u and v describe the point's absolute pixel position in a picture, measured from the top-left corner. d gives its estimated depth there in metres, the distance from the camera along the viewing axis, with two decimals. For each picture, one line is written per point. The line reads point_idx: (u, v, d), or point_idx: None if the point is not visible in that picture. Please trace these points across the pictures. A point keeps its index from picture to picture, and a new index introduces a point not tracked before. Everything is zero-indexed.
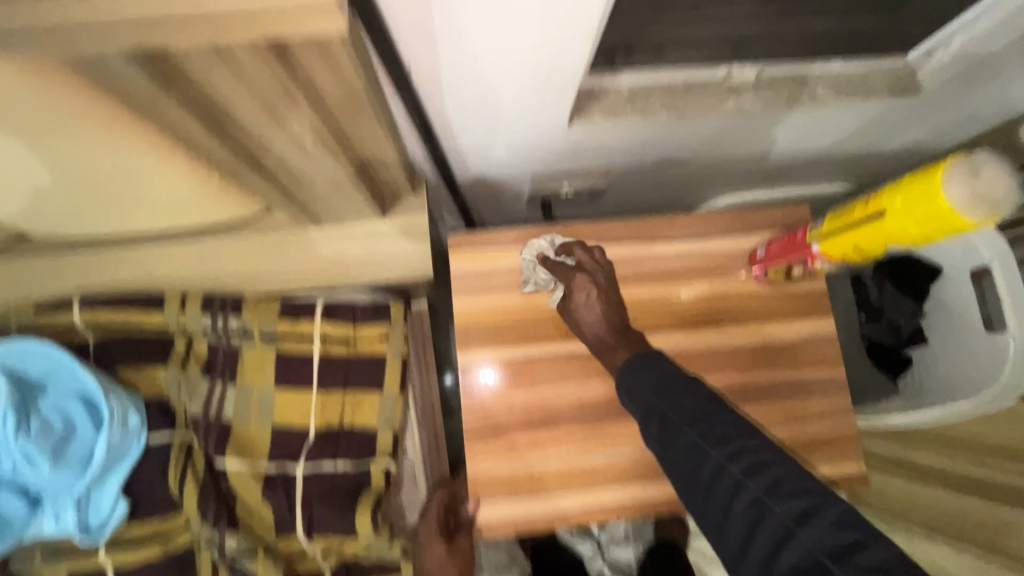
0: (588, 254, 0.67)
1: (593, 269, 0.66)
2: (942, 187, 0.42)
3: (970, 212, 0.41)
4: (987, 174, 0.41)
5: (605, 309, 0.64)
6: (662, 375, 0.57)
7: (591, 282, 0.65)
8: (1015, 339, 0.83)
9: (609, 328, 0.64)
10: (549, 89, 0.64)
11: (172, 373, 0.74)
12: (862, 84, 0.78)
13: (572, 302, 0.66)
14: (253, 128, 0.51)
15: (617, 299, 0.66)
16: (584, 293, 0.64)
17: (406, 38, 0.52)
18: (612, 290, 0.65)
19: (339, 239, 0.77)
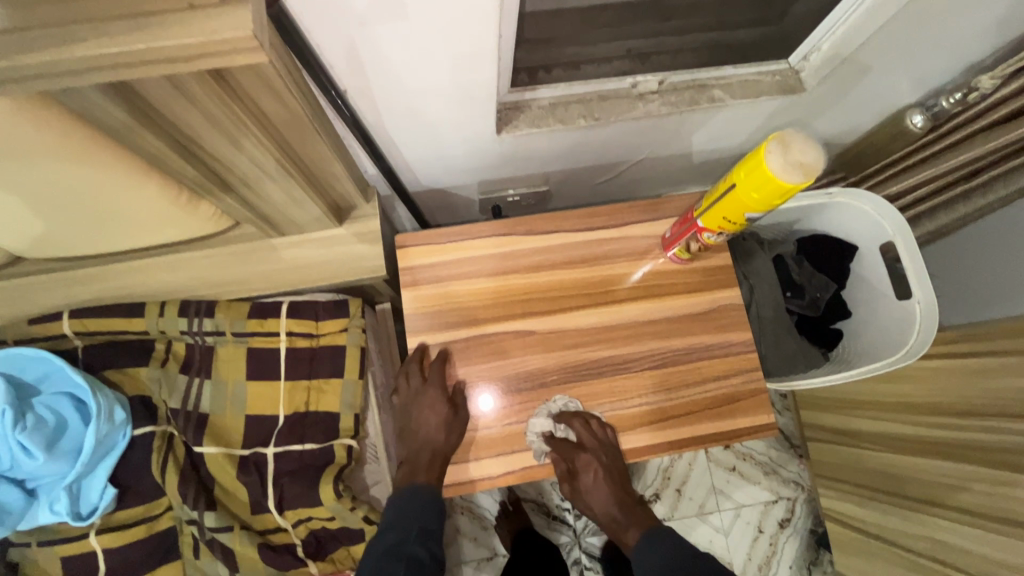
0: (592, 440, 0.75)
1: (595, 450, 0.75)
2: (762, 157, 0.53)
3: (787, 175, 0.52)
4: (796, 143, 0.51)
5: (609, 492, 0.77)
6: (665, 552, 0.77)
7: (596, 464, 0.75)
8: (920, 303, 0.93)
9: (615, 502, 0.78)
10: (471, 104, 0.75)
11: (154, 371, 0.85)
12: (753, 86, 0.90)
13: (581, 481, 0.77)
14: (217, 151, 0.61)
15: (618, 474, 0.77)
16: (591, 475, 0.76)
17: (338, 66, 0.62)
18: (615, 468, 0.76)
19: (301, 246, 0.86)
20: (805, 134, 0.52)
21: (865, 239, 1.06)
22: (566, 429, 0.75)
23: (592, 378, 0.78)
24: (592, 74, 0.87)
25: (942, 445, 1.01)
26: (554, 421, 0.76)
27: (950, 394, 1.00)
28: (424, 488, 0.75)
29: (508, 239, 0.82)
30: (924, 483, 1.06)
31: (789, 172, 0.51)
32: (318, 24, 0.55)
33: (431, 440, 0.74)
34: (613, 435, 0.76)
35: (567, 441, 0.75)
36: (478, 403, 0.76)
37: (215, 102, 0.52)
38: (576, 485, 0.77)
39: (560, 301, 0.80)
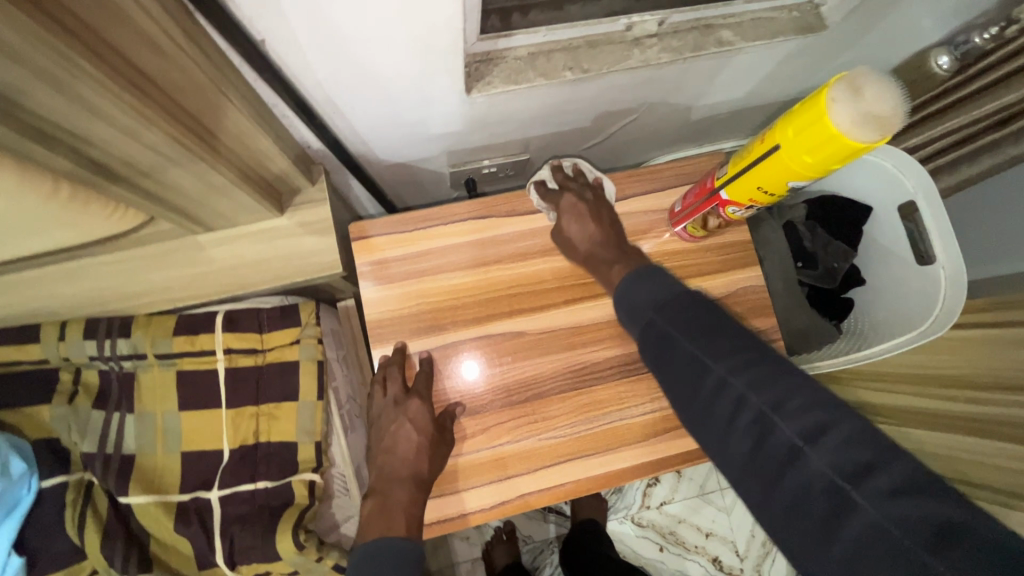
0: (580, 188, 0.68)
1: (587, 199, 0.67)
2: (824, 108, 0.40)
3: (855, 132, 0.39)
4: (873, 88, 0.38)
5: (595, 228, 0.65)
6: (662, 294, 0.55)
7: (578, 204, 0.66)
8: (946, 272, 0.83)
9: (601, 238, 0.64)
10: (431, 53, 0.59)
11: (59, 409, 0.73)
12: (766, 25, 0.76)
13: (563, 229, 0.66)
14: (89, 136, 0.44)
15: (608, 222, 0.66)
16: (575, 216, 0.65)
17: (246, 5, 0.46)
18: (607, 224, 0.66)
19: (234, 242, 0.70)
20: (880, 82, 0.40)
21: (882, 199, 0.95)
22: (558, 176, 0.69)
23: (596, 382, 0.67)
24: (579, 15, 0.70)
25: (962, 419, 0.93)
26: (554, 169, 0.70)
27: (969, 364, 0.92)
28: (392, 536, 0.57)
29: (487, 222, 0.68)
30: (941, 458, 0.99)
31: (860, 129, 0.39)
32: None
33: (409, 462, 0.60)
34: (607, 199, 0.69)
35: (555, 188, 0.69)
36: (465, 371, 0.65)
37: (61, 64, 0.36)
38: (561, 227, 0.66)
39: (552, 294, 0.68)
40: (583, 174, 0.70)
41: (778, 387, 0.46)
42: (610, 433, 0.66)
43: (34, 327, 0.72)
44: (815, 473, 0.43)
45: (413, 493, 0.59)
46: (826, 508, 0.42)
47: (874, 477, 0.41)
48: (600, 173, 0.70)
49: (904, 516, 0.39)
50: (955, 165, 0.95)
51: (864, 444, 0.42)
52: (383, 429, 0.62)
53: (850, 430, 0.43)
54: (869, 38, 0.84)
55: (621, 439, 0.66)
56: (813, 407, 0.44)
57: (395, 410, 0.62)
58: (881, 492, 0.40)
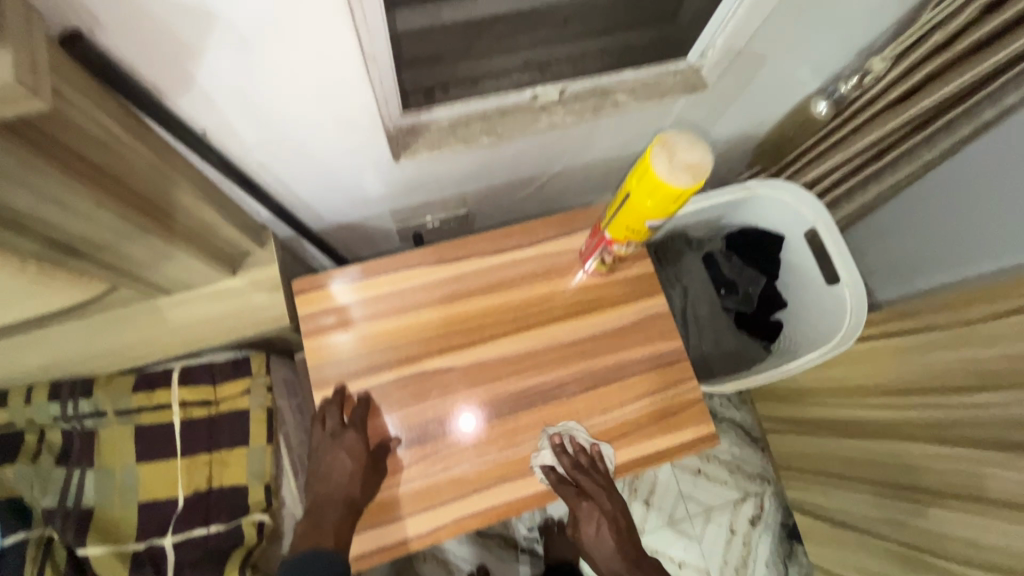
0: (588, 476, 0.70)
1: (599, 496, 0.70)
2: (647, 163, 0.49)
3: (674, 180, 0.49)
4: (680, 145, 0.49)
5: (616, 548, 0.69)
6: None
7: (596, 510, 0.69)
8: (849, 288, 0.94)
9: (621, 562, 0.70)
10: (354, 131, 0.69)
11: (22, 468, 0.76)
12: (655, 87, 0.88)
13: (584, 531, 0.70)
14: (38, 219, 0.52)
15: (624, 528, 0.71)
16: (594, 526, 0.70)
17: (186, 103, 0.56)
18: (617, 520, 0.70)
19: (190, 303, 0.78)
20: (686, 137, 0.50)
21: (788, 227, 1.06)
22: (565, 463, 0.70)
23: (522, 409, 0.73)
24: (489, 90, 0.83)
25: (888, 425, 0.99)
26: (558, 456, 0.70)
27: (886, 374, 1.00)
28: (324, 550, 0.62)
29: (417, 271, 0.76)
30: (875, 465, 1.04)
31: (677, 178, 0.48)
32: (142, 58, 0.49)
33: (345, 483, 0.65)
34: (608, 471, 0.71)
35: (565, 479, 0.70)
36: (464, 424, 0.71)
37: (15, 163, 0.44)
38: (580, 530, 0.71)
39: (478, 331, 0.75)
40: (584, 450, 0.71)
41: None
42: (535, 454, 0.72)
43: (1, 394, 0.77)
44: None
45: (346, 514, 0.64)
46: None
47: None
48: (595, 440, 0.72)
49: None
50: (849, 194, 1.07)
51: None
52: (319, 458, 0.68)
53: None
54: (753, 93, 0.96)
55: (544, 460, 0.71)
56: None
57: (334, 438, 0.68)
58: None
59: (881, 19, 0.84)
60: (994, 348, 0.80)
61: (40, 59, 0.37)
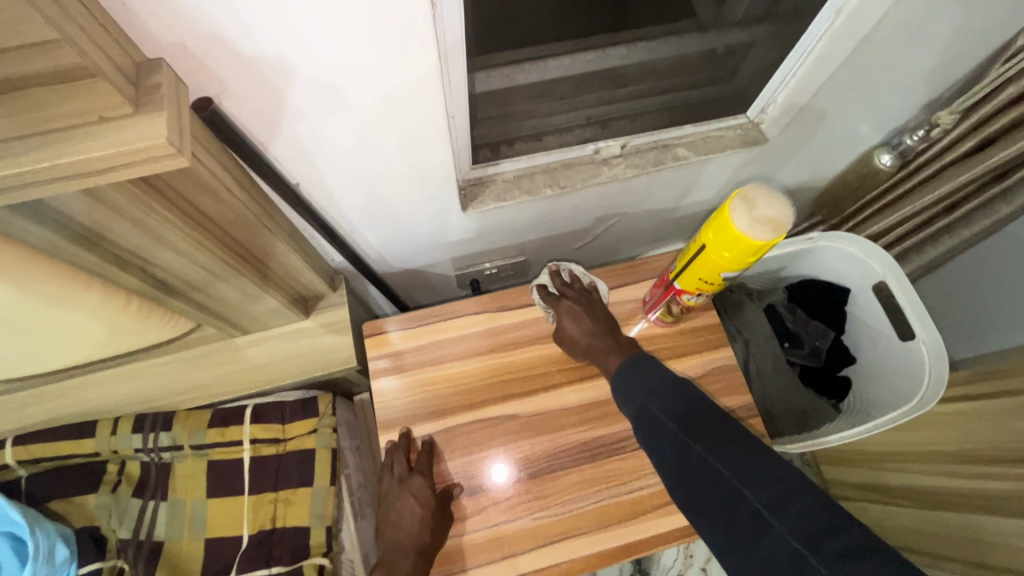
0: (576, 292, 0.77)
1: (580, 298, 0.75)
2: (726, 217, 0.50)
3: (753, 233, 0.49)
4: (759, 199, 0.49)
5: (591, 327, 0.72)
6: (660, 390, 0.61)
7: (576, 307, 0.74)
8: (924, 343, 0.90)
9: (596, 336, 0.71)
10: (429, 184, 0.74)
11: (103, 497, 0.80)
12: (715, 142, 0.89)
13: (563, 326, 0.74)
14: (149, 256, 0.57)
15: (603, 319, 0.73)
16: (572, 315, 0.73)
17: (287, 159, 0.61)
18: (600, 318, 0.73)
19: (266, 343, 0.81)
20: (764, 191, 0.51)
21: (856, 280, 1.03)
22: (557, 283, 0.78)
23: (586, 462, 0.71)
24: (554, 144, 0.87)
25: (976, 497, 0.90)
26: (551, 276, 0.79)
27: (975, 440, 0.92)
28: None
29: (482, 316, 0.78)
30: (964, 542, 0.94)
31: (756, 231, 0.49)
32: (258, 121, 0.54)
33: (412, 529, 0.65)
34: (601, 300, 0.77)
35: (553, 293, 0.77)
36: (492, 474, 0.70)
37: (141, 207, 0.48)
38: (562, 327, 0.74)
39: (542, 379, 0.75)
40: (578, 281, 0.79)
41: (790, 513, 0.48)
42: (602, 510, 0.69)
43: (90, 423, 0.81)
44: (782, 541, 0.47)
45: (415, 563, 0.63)
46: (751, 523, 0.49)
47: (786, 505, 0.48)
48: (592, 278, 0.80)
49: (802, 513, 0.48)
50: (920, 247, 1.04)
51: (828, 511, 0.47)
52: (387, 501, 0.68)
53: (811, 502, 0.48)
54: (816, 144, 0.96)
55: (612, 517, 0.69)
56: (777, 489, 0.50)
57: (402, 480, 0.68)
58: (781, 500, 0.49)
59: (946, 75, 0.84)
60: None
61: (183, 121, 0.42)
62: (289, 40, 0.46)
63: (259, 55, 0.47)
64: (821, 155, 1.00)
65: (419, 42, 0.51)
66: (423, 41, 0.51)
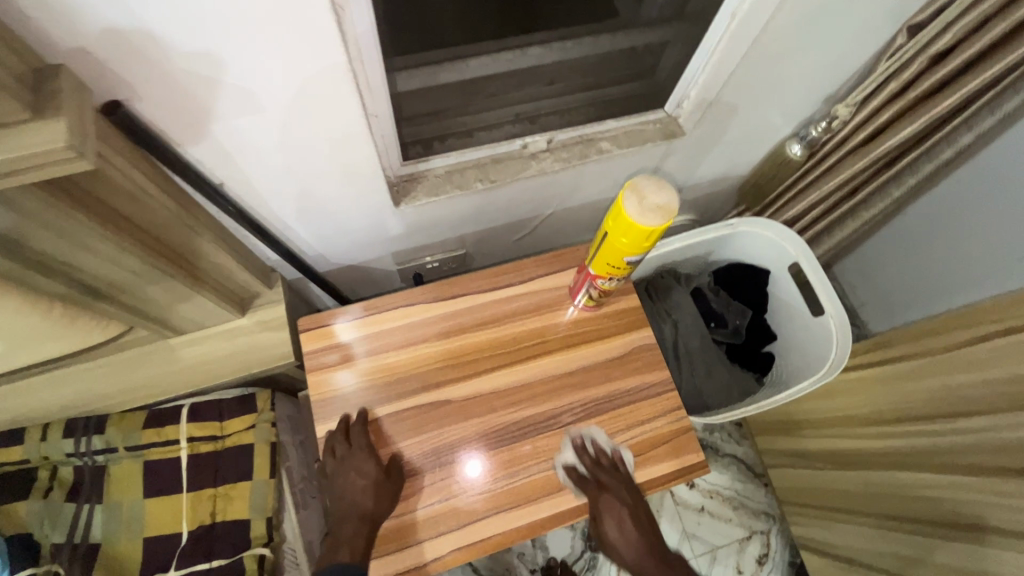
0: (609, 473, 0.73)
1: (619, 488, 0.73)
2: (619, 205, 0.55)
3: (643, 220, 0.54)
4: (648, 189, 0.54)
5: (637, 540, 0.70)
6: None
7: (619, 507, 0.71)
8: (834, 318, 0.99)
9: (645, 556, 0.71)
10: (358, 182, 0.76)
11: (34, 504, 0.79)
12: (637, 135, 0.94)
13: (604, 528, 0.72)
14: (67, 260, 0.57)
15: (646, 526, 0.72)
16: (615, 520, 0.71)
17: (207, 160, 0.62)
18: (636, 508, 0.72)
19: (201, 342, 0.82)
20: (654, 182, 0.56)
21: (773, 262, 1.11)
22: (585, 462, 0.74)
23: (516, 440, 0.75)
24: (484, 140, 0.90)
25: (886, 454, 0.99)
26: (578, 454, 0.75)
27: (878, 404, 1.01)
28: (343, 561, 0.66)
29: (415, 308, 0.81)
30: (878, 497, 1.02)
31: (645, 217, 0.54)
32: (172, 124, 0.55)
33: (360, 493, 0.69)
34: (629, 477, 0.74)
35: (586, 478, 0.74)
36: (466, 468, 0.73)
37: (51, 211, 0.49)
38: (602, 529, 0.72)
39: (475, 365, 0.79)
40: (605, 454, 0.75)
41: None
42: (533, 484, 0.74)
43: (20, 432, 0.81)
44: None
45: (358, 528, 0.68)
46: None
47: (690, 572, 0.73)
48: (616, 446, 0.76)
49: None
50: (831, 228, 1.14)
51: None
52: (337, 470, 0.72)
53: None
54: (733, 136, 1.02)
55: (542, 489, 0.74)
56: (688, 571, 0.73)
57: (354, 447, 0.72)
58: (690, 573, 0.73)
59: (841, 71, 0.91)
60: (978, 373, 0.81)
61: (86, 123, 0.43)
62: (190, 42, 0.47)
63: (163, 56, 0.48)
64: (739, 146, 1.07)
65: (325, 41, 0.52)
66: (329, 38, 0.52)
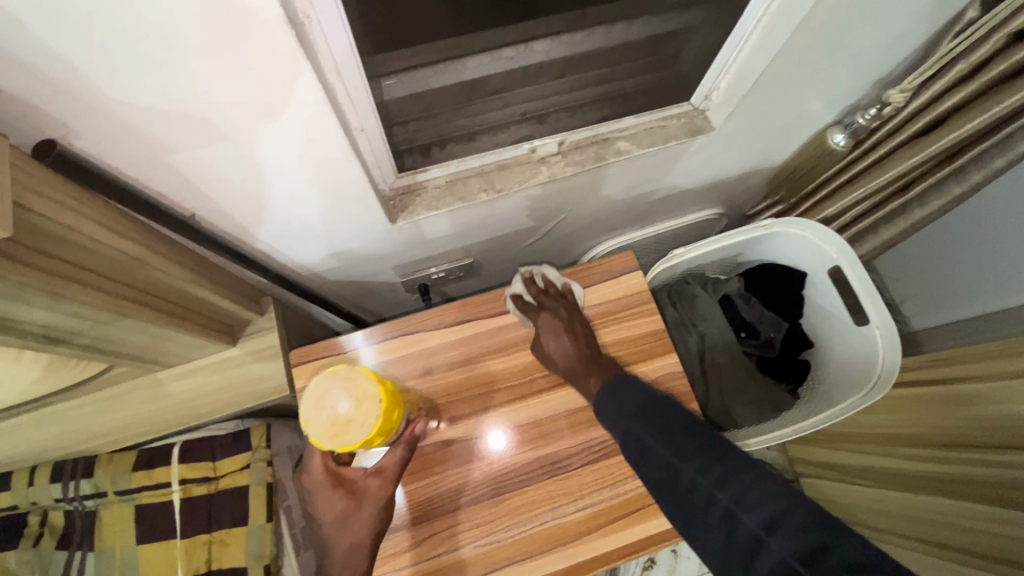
0: (554, 301, 0.75)
1: (558, 310, 0.74)
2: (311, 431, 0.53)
3: (344, 437, 0.52)
4: (329, 404, 0.52)
5: (571, 344, 0.71)
6: (647, 420, 0.63)
7: (554, 319, 0.73)
8: (880, 329, 0.89)
9: (579, 355, 0.70)
10: (347, 203, 0.69)
11: (25, 552, 0.87)
12: (659, 132, 0.85)
13: (542, 342, 0.73)
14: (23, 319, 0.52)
15: (584, 338, 0.72)
16: (551, 332, 0.72)
17: (170, 192, 0.56)
18: (576, 326, 0.73)
19: (190, 376, 0.77)
20: (328, 384, 0.53)
21: (812, 264, 1.00)
22: (532, 291, 0.76)
23: (527, 484, 0.69)
24: (487, 145, 0.81)
25: (939, 480, 0.89)
26: (525, 284, 0.77)
27: (933, 424, 0.91)
28: None
29: (417, 335, 0.75)
30: (928, 524, 0.93)
31: (347, 433, 0.52)
32: (120, 156, 0.49)
33: (347, 530, 0.64)
34: (578, 306, 0.76)
35: (532, 302, 0.76)
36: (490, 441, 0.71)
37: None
38: (540, 343, 0.73)
39: (481, 399, 0.73)
40: (554, 285, 0.78)
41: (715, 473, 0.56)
42: (549, 531, 0.67)
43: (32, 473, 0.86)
44: (720, 501, 0.54)
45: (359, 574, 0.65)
46: (660, 431, 0.61)
47: (664, 428, 0.61)
48: (567, 279, 0.78)
49: (666, 429, 0.61)
50: (874, 227, 1.02)
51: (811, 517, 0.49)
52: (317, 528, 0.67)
53: (780, 500, 0.52)
54: (765, 130, 0.91)
55: (557, 538, 0.67)
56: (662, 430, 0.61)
57: (321, 487, 0.64)
58: (667, 433, 0.61)
59: (894, 54, 0.79)
60: None
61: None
62: (123, 74, 0.41)
63: (95, 93, 0.42)
64: (771, 141, 0.96)
65: (292, 66, 0.45)
66: (294, 68, 0.45)
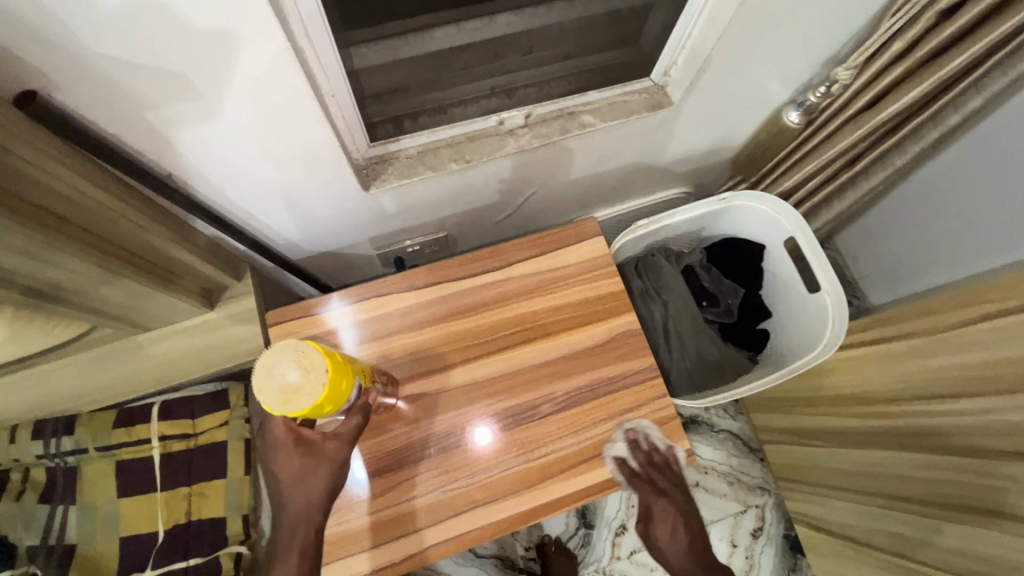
0: (662, 473, 0.73)
1: (673, 494, 0.73)
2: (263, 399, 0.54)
3: (293, 403, 0.54)
4: (277, 374, 0.54)
5: (687, 547, 0.72)
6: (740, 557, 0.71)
7: (671, 516, 0.72)
8: (830, 296, 0.95)
9: (695, 562, 0.72)
10: (321, 168, 0.72)
11: (7, 506, 0.87)
12: (621, 107, 0.88)
13: (656, 530, 0.73)
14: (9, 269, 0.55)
15: (696, 533, 0.73)
16: (667, 527, 0.72)
17: (147, 149, 0.59)
18: (687, 516, 0.73)
19: (171, 338, 0.80)
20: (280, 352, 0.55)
21: (769, 236, 1.06)
22: (638, 459, 0.72)
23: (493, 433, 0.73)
24: (458, 117, 0.85)
25: (885, 433, 0.96)
26: (628, 450, 0.73)
27: (881, 382, 0.97)
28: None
29: (390, 296, 0.78)
30: (872, 477, 1.00)
31: (295, 401, 0.54)
32: (99, 110, 0.52)
33: (304, 485, 0.67)
34: (681, 473, 0.75)
35: (639, 473, 0.72)
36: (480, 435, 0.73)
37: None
38: (652, 530, 0.73)
39: (450, 355, 0.77)
40: (658, 448, 0.74)
41: None
42: (513, 476, 0.72)
43: (11, 433, 0.88)
44: None
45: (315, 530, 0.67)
46: None
47: None
48: (672, 442, 0.74)
49: None
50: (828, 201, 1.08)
51: None
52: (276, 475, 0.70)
53: None
54: (724, 106, 0.95)
55: (521, 482, 0.72)
56: None
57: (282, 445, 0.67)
58: None
59: (841, 32, 0.84)
60: (982, 353, 0.78)
61: None
62: (104, 28, 0.44)
63: (76, 44, 0.44)
64: (731, 118, 1.00)
65: (264, 26, 0.48)
66: (267, 28, 0.48)
